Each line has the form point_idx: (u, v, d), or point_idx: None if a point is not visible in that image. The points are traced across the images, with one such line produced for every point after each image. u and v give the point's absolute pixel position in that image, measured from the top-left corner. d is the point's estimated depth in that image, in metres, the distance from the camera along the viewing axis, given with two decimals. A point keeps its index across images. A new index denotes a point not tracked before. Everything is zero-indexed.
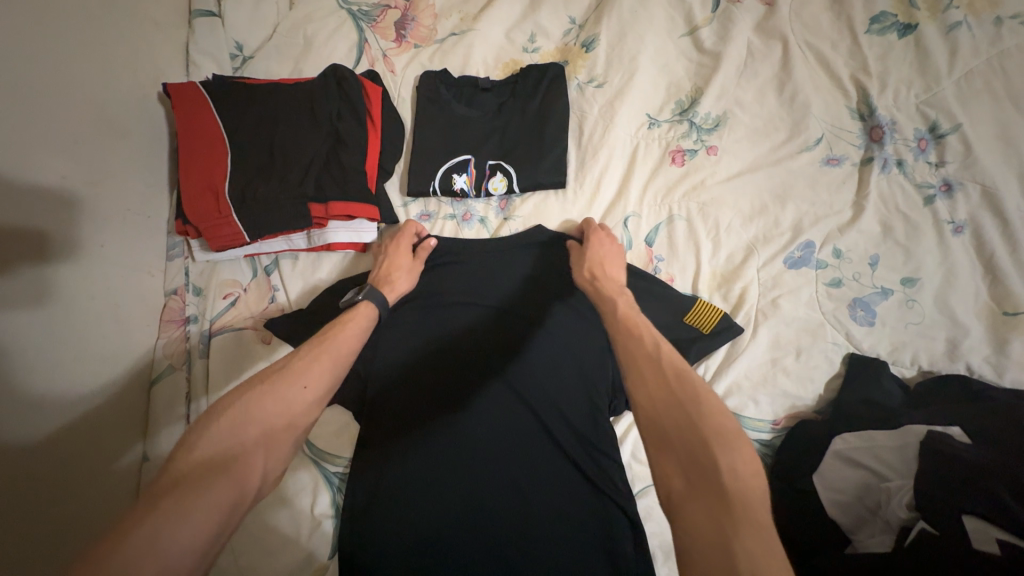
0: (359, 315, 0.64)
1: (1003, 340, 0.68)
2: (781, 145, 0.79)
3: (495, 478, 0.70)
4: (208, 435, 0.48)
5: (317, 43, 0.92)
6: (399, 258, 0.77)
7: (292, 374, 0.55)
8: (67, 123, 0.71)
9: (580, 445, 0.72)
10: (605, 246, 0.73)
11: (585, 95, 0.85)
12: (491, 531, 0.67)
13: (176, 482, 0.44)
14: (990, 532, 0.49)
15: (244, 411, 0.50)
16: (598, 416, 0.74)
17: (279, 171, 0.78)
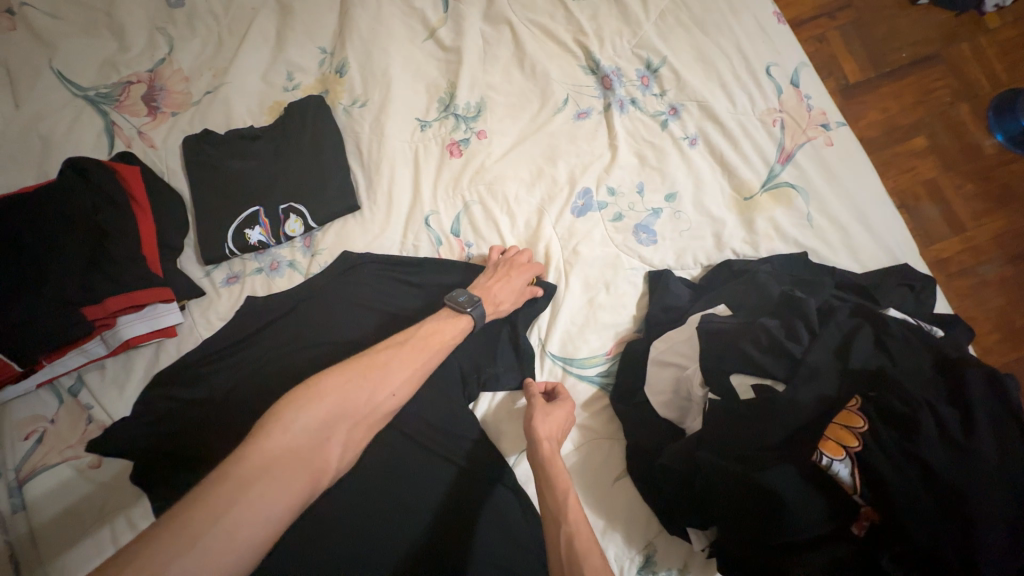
0: (451, 324, 0.71)
1: (750, 220, 0.82)
2: (538, 113, 0.87)
3: (378, 505, 0.69)
4: (308, 418, 0.54)
5: (56, 140, 0.85)
6: (514, 278, 0.78)
7: (388, 376, 0.62)
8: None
9: (444, 445, 0.74)
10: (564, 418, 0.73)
11: (353, 117, 0.87)
12: (379, 556, 0.67)
13: (270, 460, 0.49)
14: (747, 381, 0.59)
15: (339, 402, 0.56)
16: (453, 408, 0.75)
17: (37, 282, 0.69)
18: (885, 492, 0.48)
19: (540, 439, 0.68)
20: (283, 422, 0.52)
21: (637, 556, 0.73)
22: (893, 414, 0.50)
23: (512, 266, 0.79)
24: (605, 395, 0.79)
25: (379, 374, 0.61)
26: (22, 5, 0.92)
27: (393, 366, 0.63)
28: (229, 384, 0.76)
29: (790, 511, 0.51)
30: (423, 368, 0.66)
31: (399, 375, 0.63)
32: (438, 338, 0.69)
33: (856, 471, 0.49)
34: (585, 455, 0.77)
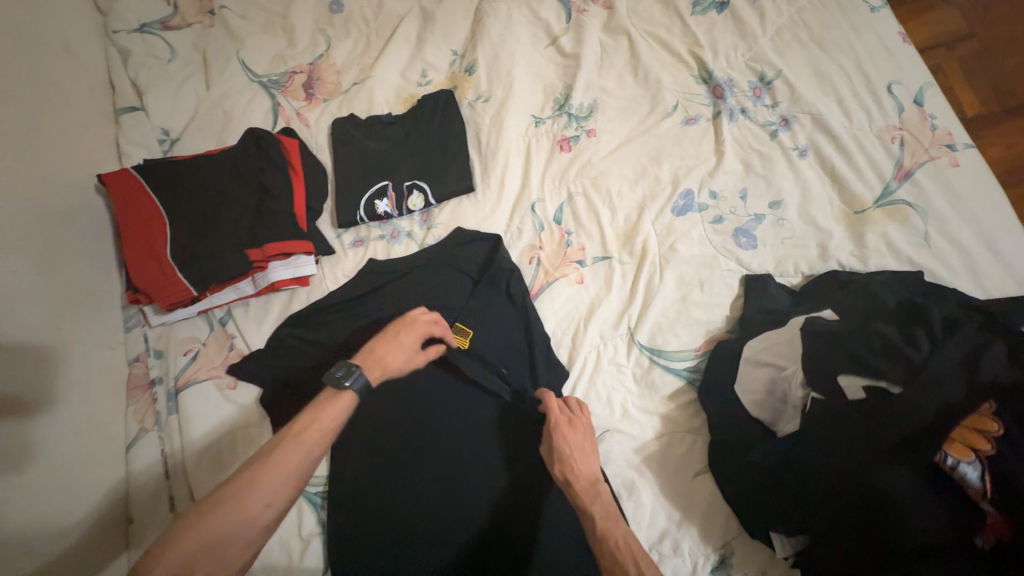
0: (332, 407, 0.67)
1: (861, 233, 0.80)
2: (647, 116, 0.92)
3: (463, 459, 0.78)
4: (166, 558, 0.53)
5: (236, 114, 1.03)
6: (404, 343, 0.77)
7: (262, 483, 0.59)
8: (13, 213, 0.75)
9: (524, 416, 0.80)
10: (578, 439, 0.73)
11: (476, 110, 0.97)
12: (460, 505, 0.75)
13: None
14: (857, 382, 0.59)
15: (197, 537, 0.55)
16: (524, 377, 0.83)
17: (216, 225, 0.85)
18: (1020, 502, 0.46)
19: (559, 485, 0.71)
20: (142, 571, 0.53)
21: (711, 556, 0.73)
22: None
23: (400, 330, 0.77)
24: (692, 389, 0.80)
25: (241, 483, 0.59)
26: (221, 7, 1.12)
27: (260, 470, 0.60)
28: (351, 331, 0.87)
29: (906, 514, 0.51)
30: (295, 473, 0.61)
31: (270, 483, 0.59)
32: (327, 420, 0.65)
33: (986, 478, 0.49)
34: (665, 446, 0.79)
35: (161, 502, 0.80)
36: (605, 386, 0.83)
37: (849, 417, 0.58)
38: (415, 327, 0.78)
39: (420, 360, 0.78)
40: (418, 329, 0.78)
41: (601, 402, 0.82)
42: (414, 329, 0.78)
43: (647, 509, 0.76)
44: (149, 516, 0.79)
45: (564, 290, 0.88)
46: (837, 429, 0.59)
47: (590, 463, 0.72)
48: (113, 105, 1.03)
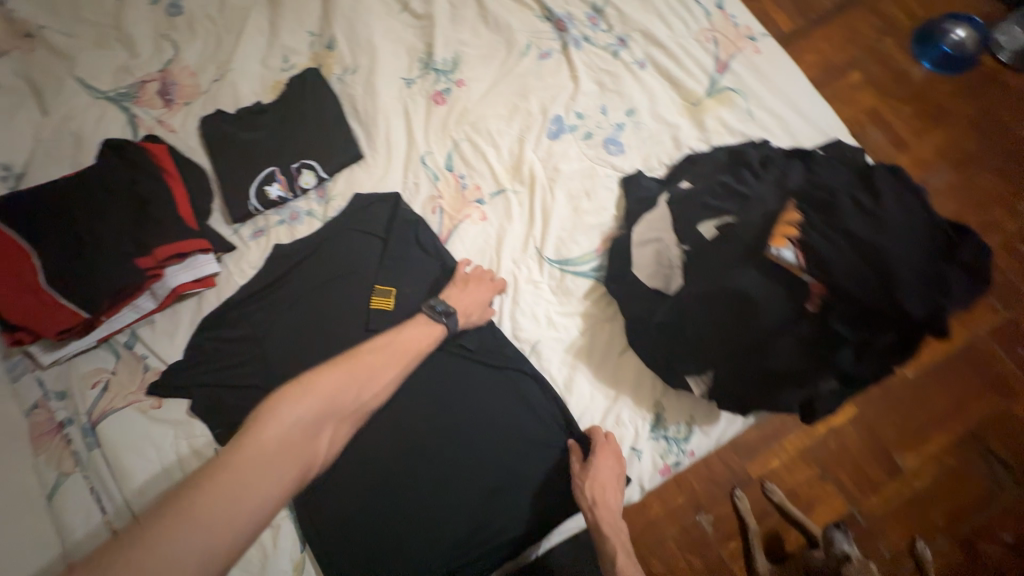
0: (425, 332, 0.77)
1: (701, 121, 0.95)
2: (506, 58, 1.00)
3: (420, 410, 0.81)
4: (298, 410, 0.60)
5: (87, 134, 0.96)
6: (482, 294, 0.85)
7: (371, 371, 0.68)
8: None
9: (455, 348, 0.83)
10: (608, 465, 0.78)
11: (346, 83, 1.00)
12: (427, 449, 0.80)
13: (266, 453, 0.55)
14: (710, 224, 0.72)
15: (330, 399, 0.63)
16: None
17: (94, 241, 0.80)
18: (821, 262, 0.59)
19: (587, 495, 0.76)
20: (274, 415, 0.59)
21: (648, 417, 0.83)
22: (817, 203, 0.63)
23: (469, 281, 0.86)
24: (600, 284, 0.90)
25: (357, 365, 0.68)
26: (40, 28, 1.03)
27: (371, 361, 0.69)
28: (274, 316, 0.87)
29: (758, 302, 0.63)
30: (400, 368, 0.71)
31: (383, 373, 0.69)
32: (425, 328, 0.77)
33: (799, 254, 0.61)
34: (589, 338, 0.88)
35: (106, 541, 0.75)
36: (528, 302, 0.90)
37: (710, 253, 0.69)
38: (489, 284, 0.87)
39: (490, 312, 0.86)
40: (490, 286, 0.87)
41: (527, 318, 0.89)
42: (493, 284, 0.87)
43: (588, 395, 0.85)
44: None
45: (471, 228, 0.94)
46: (703, 265, 0.70)
47: (616, 494, 0.77)
48: None
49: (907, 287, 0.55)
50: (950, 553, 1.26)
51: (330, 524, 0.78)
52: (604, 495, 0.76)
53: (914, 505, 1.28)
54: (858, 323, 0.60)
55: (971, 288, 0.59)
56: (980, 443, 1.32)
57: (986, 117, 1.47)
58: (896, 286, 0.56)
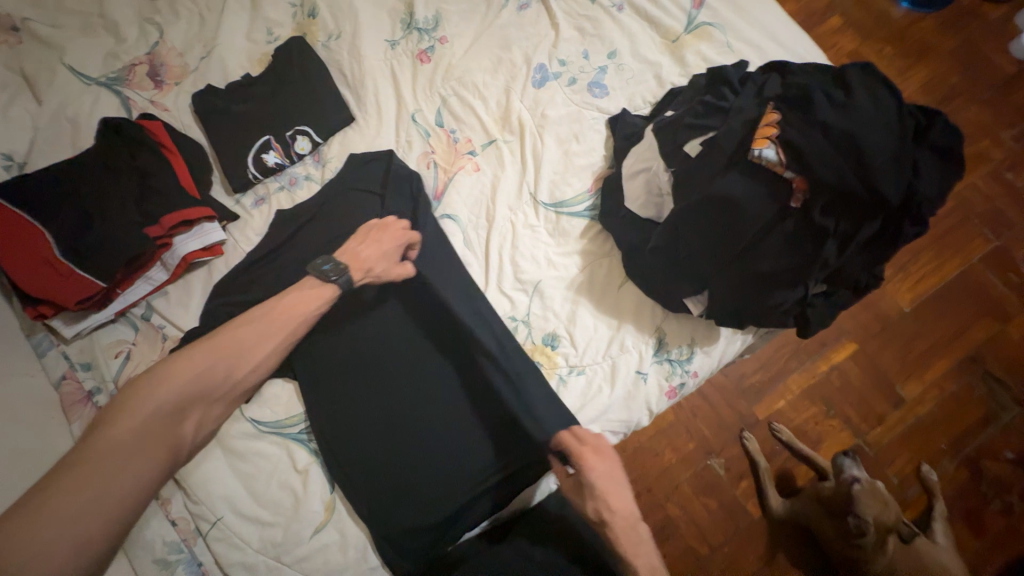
0: (308, 295, 0.80)
1: (682, 56, 0.97)
2: (487, 12, 1.02)
3: (419, 359, 0.87)
4: (156, 396, 0.69)
5: (83, 119, 0.98)
6: (384, 244, 0.84)
7: (240, 348, 0.76)
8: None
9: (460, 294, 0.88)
10: (596, 470, 0.75)
11: (332, 49, 1.01)
12: (431, 394, 0.85)
13: (126, 440, 0.66)
14: (696, 141, 0.76)
15: (188, 386, 0.72)
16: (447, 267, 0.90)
17: (102, 215, 0.83)
18: (798, 157, 0.66)
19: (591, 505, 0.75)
20: (130, 406, 0.68)
21: (650, 341, 0.87)
22: (795, 102, 0.68)
23: (380, 233, 0.85)
24: (596, 222, 0.93)
25: (225, 344, 0.75)
26: (25, 19, 1.04)
27: (239, 338, 0.76)
28: (282, 276, 0.90)
29: (740, 202, 0.69)
30: (277, 343, 0.78)
31: (252, 355, 0.77)
32: (305, 302, 0.79)
33: (778, 152, 0.67)
34: (589, 274, 0.91)
35: None
36: (527, 245, 0.93)
37: (697, 169, 0.74)
38: (390, 236, 0.85)
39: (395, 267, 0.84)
40: (396, 236, 0.85)
41: (528, 260, 0.92)
42: (397, 236, 0.85)
43: (592, 325, 0.88)
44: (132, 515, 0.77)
45: (465, 180, 0.96)
46: (694, 177, 0.74)
47: (625, 497, 0.75)
48: None
49: (878, 169, 0.62)
50: (956, 473, 1.30)
51: (357, 469, 0.81)
52: (610, 503, 0.74)
53: (919, 433, 1.32)
54: (836, 212, 0.66)
55: (934, 167, 0.65)
56: (980, 366, 1.35)
57: (967, 48, 1.49)
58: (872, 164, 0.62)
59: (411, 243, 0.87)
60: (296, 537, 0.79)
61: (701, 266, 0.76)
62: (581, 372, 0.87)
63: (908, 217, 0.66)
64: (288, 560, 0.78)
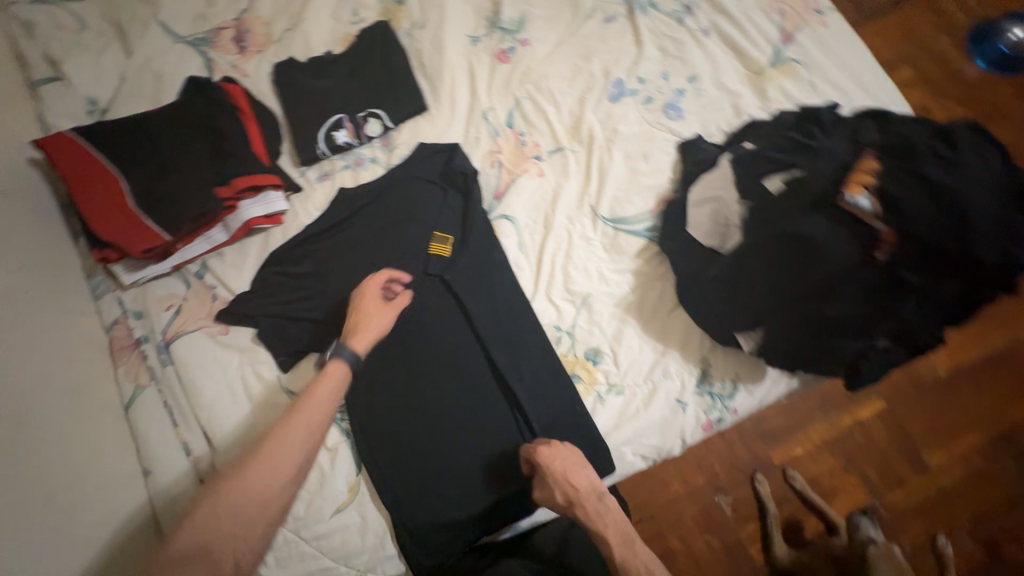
0: (330, 387, 0.76)
1: (763, 89, 0.96)
2: (571, 21, 1.02)
3: (460, 356, 0.86)
4: (200, 514, 0.65)
5: (168, 75, 1.01)
6: (371, 301, 0.83)
7: (279, 449, 0.71)
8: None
9: (506, 298, 0.89)
10: (560, 457, 0.75)
11: (415, 38, 1.03)
12: (468, 391, 0.84)
13: (172, 564, 0.62)
14: (780, 178, 0.77)
15: (230, 497, 0.66)
16: (496, 270, 0.90)
17: (175, 168, 0.85)
18: (895, 206, 0.64)
19: (561, 503, 0.74)
20: (180, 529, 0.65)
21: (694, 371, 0.86)
22: (895, 150, 0.68)
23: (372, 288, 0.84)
24: (653, 244, 0.92)
25: (259, 452, 0.70)
26: None
27: (274, 442, 0.71)
28: (334, 252, 0.91)
29: (820, 245, 0.68)
30: (305, 443, 0.72)
31: (286, 455, 0.71)
32: (318, 395, 0.75)
33: (873, 200, 0.66)
34: (640, 294, 0.90)
35: (175, 449, 0.81)
36: (580, 257, 0.92)
37: (778, 206, 0.74)
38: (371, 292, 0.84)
39: (393, 310, 0.84)
40: (376, 284, 0.84)
41: (580, 272, 0.91)
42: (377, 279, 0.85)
43: (636, 347, 0.87)
44: (164, 467, 0.79)
45: (527, 184, 0.96)
46: (773, 212, 0.75)
47: (585, 478, 0.75)
48: (28, 79, 0.98)
49: (974, 230, 0.60)
50: (976, 555, 1.24)
51: (385, 454, 0.82)
52: (576, 487, 0.74)
53: (942, 508, 1.27)
54: (923, 269, 0.65)
55: None
56: (1015, 448, 1.30)
57: None
58: (971, 222, 0.61)
59: (394, 276, 0.87)
60: (317, 513, 0.79)
61: (766, 307, 0.75)
62: (620, 392, 0.85)
63: (1000, 281, 0.63)
64: (306, 535, 0.79)
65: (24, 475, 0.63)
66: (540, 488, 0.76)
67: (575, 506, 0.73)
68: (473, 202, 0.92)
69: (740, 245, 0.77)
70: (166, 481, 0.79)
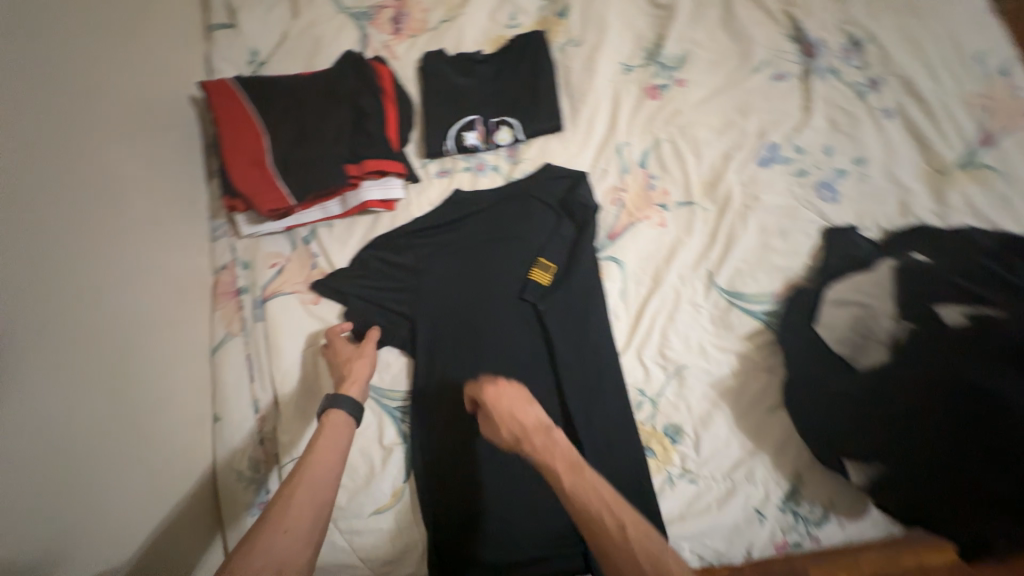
0: (338, 432, 0.68)
1: (942, 192, 0.83)
2: (737, 70, 0.94)
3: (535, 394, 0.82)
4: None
5: (325, 42, 1.04)
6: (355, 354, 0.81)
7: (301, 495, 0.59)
8: (109, 110, 0.78)
9: (594, 346, 0.84)
10: (510, 395, 0.65)
11: (567, 54, 0.99)
12: None
13: None
14: (959, 311, 0.69)
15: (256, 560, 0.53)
16: (591, 313, 0.85)
17: (313, 138, 0.87)
18: None
19: (508, 441, 0.62)
20: None
21: (784, 484, 0.76)
22: None
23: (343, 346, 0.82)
24: (768, 331, 0.83)
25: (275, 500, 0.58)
26: None
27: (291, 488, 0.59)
28: (435, 250, 0.90)
29: (1016, 407, 0.62)
30: (325, 487, 0.61)
31: (310, 499, 0.59)
32: (330, 434, 0.67)
33: None
34: (741, 382, 0.81)
35: (246, 404, 0.83)
36: (683, 323, 0.85)
37: (961, 341, 0.66)
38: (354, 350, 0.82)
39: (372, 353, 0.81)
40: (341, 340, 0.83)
41: (679, 339, 0.85)
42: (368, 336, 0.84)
43: (723, 438, 0.79)
44: (232, 418, 0.82)
45: (645, 231, 0.91)
46: (953, 349, 0.66)
47: (533, 415, 0.63)
48: (206, 21, 1.05)
49: None
50: None
51: (439, 469, 0.80)
52: (523, 425, 0.62)
53: None
54: None
55: None
56: None
57: None
58: None
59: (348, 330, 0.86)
60: (358, 508, 0.79)
61: (888, 442, 0.68)
62: (693, 481, 0.78)
63: None
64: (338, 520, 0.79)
65: (116, 401, 0.67)
66: (488, 428, 0.66)
67: (521, 439, 0.61)
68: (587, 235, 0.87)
69: (890, 371, 0.69)
70: (231, 433, 0.82)
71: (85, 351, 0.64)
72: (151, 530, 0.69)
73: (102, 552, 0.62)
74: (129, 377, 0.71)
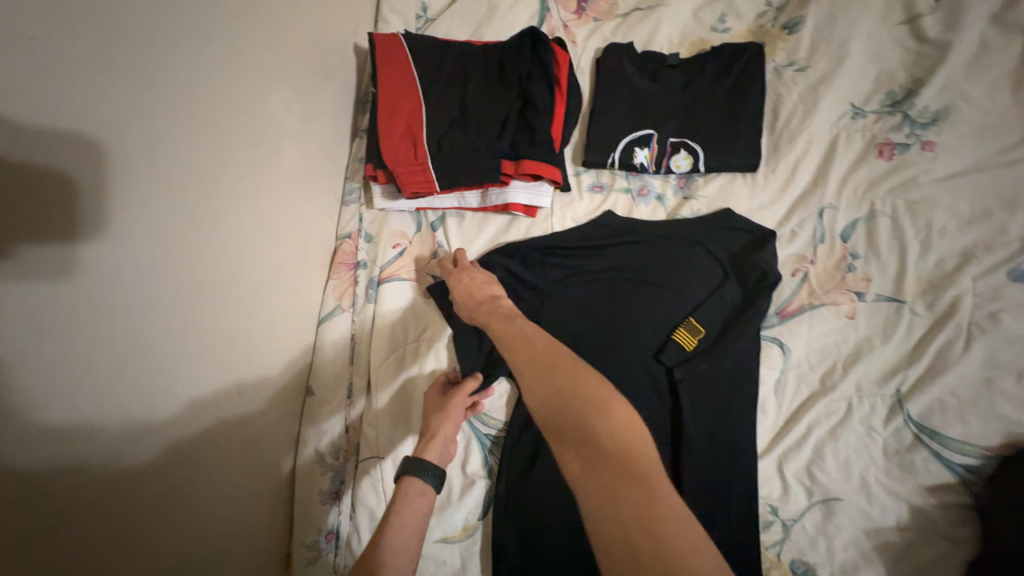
0: (415, 505, 0.60)
1: None
2: (1013, 146, 0.71)
3: None
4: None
5: (501, 9, 0.93)
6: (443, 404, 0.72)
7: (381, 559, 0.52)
8: (283, 54, 0.75)
9: (728, 440, 0.70)
10: (475, 271, 0.75)
11: (783, 78, 0.83)
12: None
13: None
14: None
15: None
16: (736, 401, 0.71)
17: (472, 121, 0.79)
18: None
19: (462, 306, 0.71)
20: None
21: None
22: None
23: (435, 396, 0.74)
24: (964, 493, 0.64)
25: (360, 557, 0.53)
26: None
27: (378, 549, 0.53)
28: (571, 275, 0.78)
29: None
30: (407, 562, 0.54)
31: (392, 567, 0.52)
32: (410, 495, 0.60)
33: None
34: (908, 543, 0.64)
35: (341, 387, 0.80)
36: (847, 446, 0.69)
37: None
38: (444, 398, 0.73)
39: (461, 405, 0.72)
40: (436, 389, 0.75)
41: (837, 464, 0.69)
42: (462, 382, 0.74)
43: None
44: (325, 398, 0.79)
45: (822, 318, 0.74)
46: None
47: (488, 291, 0.71)
48: None
49: None
50: None
51: (523, 526, 0.70)
52: (482, 293, 0.70)
53: None
54: None
55: None
56: None
57: None
58: None
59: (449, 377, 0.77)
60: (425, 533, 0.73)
61: None
62: None
63: None
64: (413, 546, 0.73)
65: (239, 355, 0.67)
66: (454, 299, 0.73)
67: (474, 300, 0.70)
68: (761, 306, 0.72)
69: None
70: (320, 413, 0.78)
71: (204, 339, 0.62)
72: (224, 512, 0.66)
73: (186, 514, 0.60)
74: (241, 354, 0.68)
